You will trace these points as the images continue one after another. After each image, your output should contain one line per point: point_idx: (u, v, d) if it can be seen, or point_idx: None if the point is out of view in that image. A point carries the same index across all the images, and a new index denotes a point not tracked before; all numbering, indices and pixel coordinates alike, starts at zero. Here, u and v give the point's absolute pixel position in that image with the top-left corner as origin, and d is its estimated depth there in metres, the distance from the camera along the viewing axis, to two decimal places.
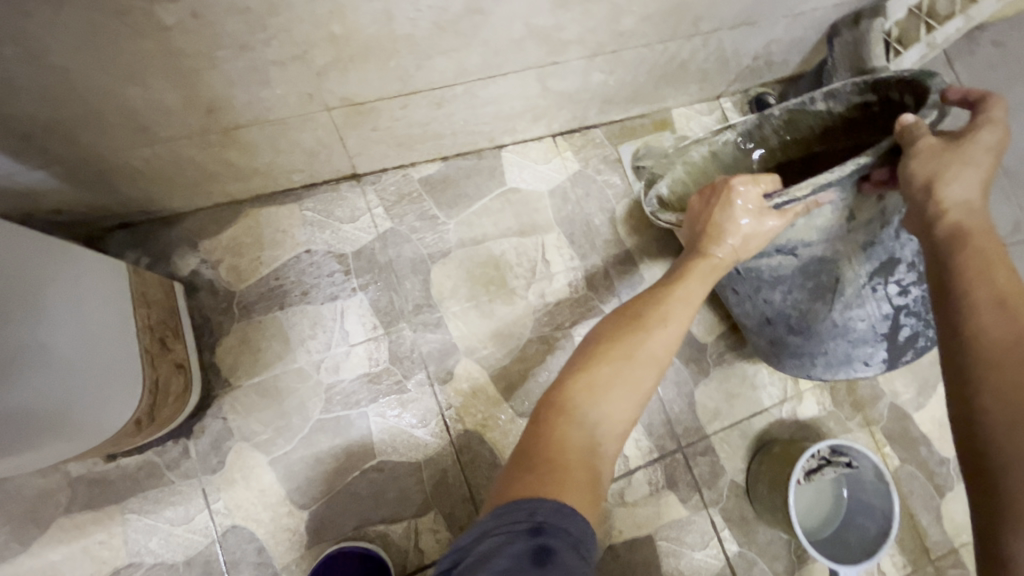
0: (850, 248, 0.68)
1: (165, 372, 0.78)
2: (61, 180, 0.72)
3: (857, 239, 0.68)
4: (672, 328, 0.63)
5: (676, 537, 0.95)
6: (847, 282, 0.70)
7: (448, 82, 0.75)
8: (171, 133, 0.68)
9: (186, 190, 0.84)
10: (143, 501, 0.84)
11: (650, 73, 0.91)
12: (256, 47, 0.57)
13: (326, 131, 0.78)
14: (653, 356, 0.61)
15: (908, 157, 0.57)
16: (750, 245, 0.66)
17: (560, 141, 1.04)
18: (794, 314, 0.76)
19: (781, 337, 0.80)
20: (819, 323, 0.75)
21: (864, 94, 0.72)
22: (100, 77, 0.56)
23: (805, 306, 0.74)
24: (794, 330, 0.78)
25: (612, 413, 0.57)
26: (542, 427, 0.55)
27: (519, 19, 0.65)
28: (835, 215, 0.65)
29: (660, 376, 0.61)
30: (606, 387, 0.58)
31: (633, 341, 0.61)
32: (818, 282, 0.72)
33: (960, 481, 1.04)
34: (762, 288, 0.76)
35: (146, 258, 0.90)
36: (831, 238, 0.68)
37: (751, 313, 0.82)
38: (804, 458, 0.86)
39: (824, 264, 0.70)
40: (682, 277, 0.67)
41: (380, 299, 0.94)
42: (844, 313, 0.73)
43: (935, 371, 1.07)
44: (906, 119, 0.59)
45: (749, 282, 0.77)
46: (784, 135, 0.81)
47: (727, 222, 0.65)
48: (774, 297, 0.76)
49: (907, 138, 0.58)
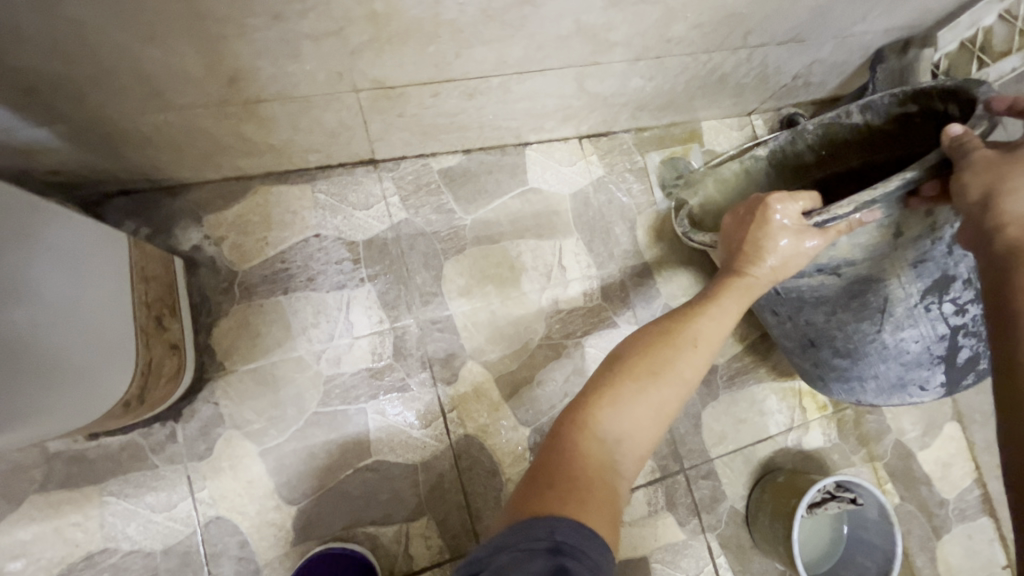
0: (899, 266, 0.65)
1: (159, 352, 0.74)
2: (63, 140, 0.67)
3: (906, 257, 0.64)
4: (704, 345, 0.60)
5: (671, 560, 0.93)
6: (897, 301, 0.67)
7: (485, 73, 0.71)
8: (187, 100, 0.64)
9: (194, 161, 0.80)
10: (123, 484, 0.80)
11: (689, 83, 0.87)
12: (291, 18, 0.53)
13: (351, 113, 0.74)
14: (680, 376, 0.57)
15: (960, 170, 0.54)
16: (791, 266, 0.62)
17: (586, 144, 1.00)
18: (838, 336, 0.73)
19: (826, 360, 0.77)
20: (867, 344, 0.72)
21: (903, 104, 0.70)
22: (118, 34, 0.51)
23: (851, 328, 0.71)
24: (840, 353, 0.75)
25: (633, 434, 0.53)
26: (559, 443, 0.52)
27: (570, 14, 0.62)
28: (879, 230, 0.63)
29: (686, 397, 0.57)
30: (626, 405, 0.54)
31: (660, 359, 0.57)
32: (863, 303, 0.68)
33: (957, 523, 1.04)
34: (803, 308, 0.73)
35: (145, 229, 0.85)
36: (877, 256, 0.65)
37: (790, 335, 0.79)
38: (813, 492, 0.83)
39: (871, 285, 0.67)
40: (715, 296, 0.63)
41: (389, 292, 0.90)
42: (894, 333, 0.70)
43: (942, 411, 1.07)
44: (952, 130, 0.56)
45: (789, 303, 0.74)
46: (820, 151, 0.79)
47: (766, 239, 0.62)
48: (817, 318, 0.73)
49: (954, 149, 0.55)
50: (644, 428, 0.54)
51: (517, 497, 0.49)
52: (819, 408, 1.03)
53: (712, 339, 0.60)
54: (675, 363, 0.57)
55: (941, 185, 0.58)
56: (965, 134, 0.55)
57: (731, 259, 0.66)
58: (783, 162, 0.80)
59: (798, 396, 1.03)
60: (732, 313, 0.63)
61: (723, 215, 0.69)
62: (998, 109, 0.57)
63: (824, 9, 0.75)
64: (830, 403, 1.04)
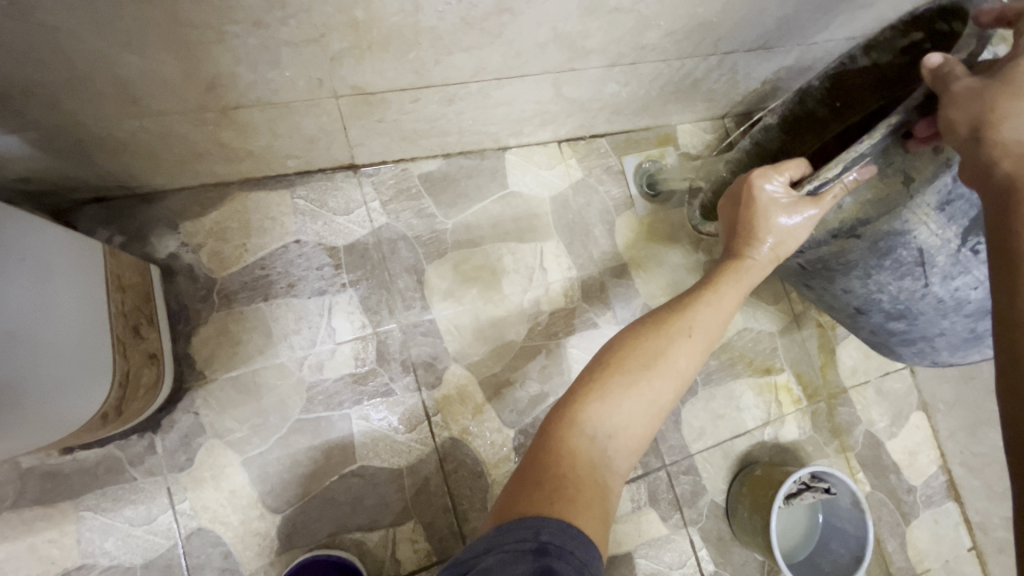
0: (922, 212, 0.65)
1: (137, 363, 0.73)
2: (33, 147, 0.65)
3: (928, 202, 0.64)
4: (701, 333, 0.62)
5: (655, 555, 0.95)
6: (934, 251, 0.67)
7: (464, 79, 0.72)
8: (164, 107, 0.63)
9: (171, 168, 0.78)
10: (100, 498, 0.78)
11: (663, 88, 0.90)
12: (270, 25, 0.53)
13: (330, 118, 0.74)
14: (674, 367, 0.59)
15: (944, 105, 0.54)
16: (786, 247, 0.66)
17: (565, 148, 1.02)
18: (885, 299, 0.75)
19: (882, 326, 0.81)
20: (920, 300, 0.73)
21: (906, 37, 0.71)
22: (93, 40, 0.50)
23: (895, 288, 0.72)
24: (893, 316, 0.77)
25: (628, 426, 0.55)
26: (549, 439, 0.53)
27: (546, 23, 0.63)
28: (888, 181, 0.63)
29: (681, 388, 0.59)
30: (618, 400, 0.55)
31: (656, 349, 0.59)
32: (897, 259, 0.69)
33: (924, 508, 1.09)
34: (836, 277, 0.76)
35: (119, 237, 0.83)
36: (892, 209, 0.65)
37: (838, 306, 0.83)
38: (788, 484, 0.86)
39: (895, 239, 0.67)
40: (713, 283, 0.66)
41: (370, 297, 0.90)
42: (945, 284, 0.70)
43: (908, 400, 1.12)
44: (930, 61, 0.56)
45: (822, 275, 0.78)
46: (832, 103, 0.79)
47: (761, 221, 0.65)
48: (853, 284, 0.75)
49: (936, 82, 0.55)
50: (639, 418, 0.56)
51: (508, 495, 0.51)
52: (794, 402, 1.07)
53: (710, 329, 0.63)
54: (670, 350, 0.59)
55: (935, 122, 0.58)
56: (944, 62, 0.55)
57: (732, 242, 0.70)
58: (794, 124, 0.80)
59: (774, 391, 1.06)
60: (730, 303, 0.65)
61: (721, 201, 0.74)
62: (985, 22, 0.57)
63: (790, 18, 0.78)
64: (804, 397, 1.07)
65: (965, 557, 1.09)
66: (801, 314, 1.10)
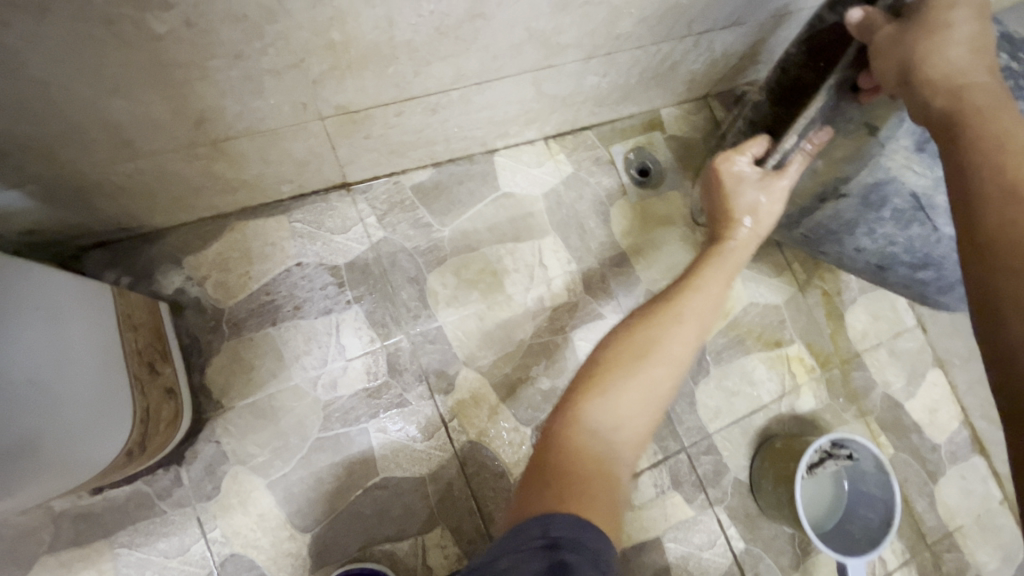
0: (902, 157, 0.66)
1: (155, 399, 0.74)
2: (36, 200, 0.67)
3: (903, 146, 0.65)
4: (695, 317, 0.62)
5: (684, 538, 0.95)
6: (930, 192, 0.67)
7: (445, 87, 0.73)
8: (157, 146, 0.65)
9: (170, 205, 0.80)
10: (133, 533, 0.80)
11: (643, 75, 0.91)
12: (251, 56, 0.54)
13: (319, 140, 0.75)
14: (668, 352, 0.59)
15: (873, 58, 0.57)
16: (766, 221, 0.69)
17: (552, 144, 1.03)
18: (902, 250, 0.75)
19: (911, 277, 0.80)
20: (938, 244, 0.72)
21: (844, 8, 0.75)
22: (82, 90, 0.52)
23: (906, 236, 0.73)
24: (916, 265, 0.77)
25: (632, 417, 0.56)
26: (552, 437, 0.54)
27: (520, 23, 0.64)
28: (853, 135, 0.67)
29: (681, 373, 0.59)
30: (615, 393, 0.56)
31: (648, 337, 0.60)
32: (895, 208, 0.70)
33: (951, 465, 1.08)
34: (844, 238, 0.78)
35: (126, 277, 0.85)
36: (868, 160, 0.67)
37: (861, 265, 0.83)
38: (810, 451, 0.87)
39: (883, 189, 0.68)
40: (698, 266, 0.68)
41: (376, 311, 0.91)
42: (954, 222, 0.69)
43: (923, 359, 1.11)
44: (853, 18, 0.60)
45: (831, 240, 0.80)
46: None
47: (733, 201, 0.69)
48: (863, 241, 0.77)
49: (861, 34, 0.59)
50: (640, 410, 0.56)
51: (525, 491, 0.51)
52: (807, 371, 1.07)
53: (704, 313, 0.63)
54: (666, 336, 0.60)
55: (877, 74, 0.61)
56: (864, 16, 0.59)
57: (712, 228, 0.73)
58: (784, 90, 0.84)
59: (786, 362, 1.06)
60: (717, 283, 0.66)
61: (702, 192, 0.78)
62: None
63: None
64: (817, 365, 1.07)
65: (998, 509, 1.08)
66: (805, 284, 1.10)
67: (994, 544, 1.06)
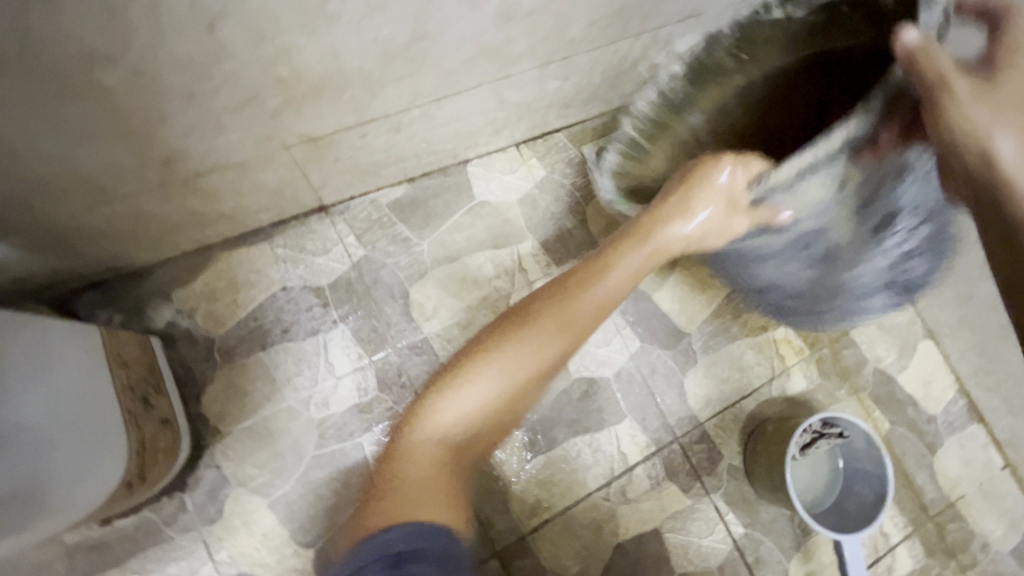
0: (850, 212, 0.69)
1: (151, 430, 0.76)
2: (21, 249, 0.70)
3: (857, 203, 0.68)
4: (584, 302, 0.70)
5: (682, 527, 0.96)
6: (842, 247, 0.75)
7: (404, 106, 0.75)
8: (129, 189, 0.67)
9: (153, 242, 0.83)
10: (144, 560, 0.83)
11: (604, 74, 0.92)
12: (204, 97, 0.56)
13: (288, 168, 0.78)
14: (535, 357, 0.66)
15: (929, 108, 0.51)
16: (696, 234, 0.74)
17: (524, 150, 1.04)
18: (789, 284, 0.84)
19: (782, 302, 0.91)
20: (814, 285, 0.83)
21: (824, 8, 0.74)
22: (46, 143, 0.55)
23: (794, 275, 0.81)
24: (792, 295, 0.88)
25: (494, 389, 0.65)
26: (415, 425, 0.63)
27: (467, 39, 0.66)
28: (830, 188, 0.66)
29: (539, 379, 0.67)
30: (474, 389, 0.64)
31: (522, 338, 0.66)
32: (807, 253, 0.76)
33: (949, 435, 1.08)
34: (743, 265, 0.84)
35: (119, 315, 0.88)
36: (830, 211, 0.68)
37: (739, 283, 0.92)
38: (800, 434, 0.88)
39: (819, 238, 0.73)
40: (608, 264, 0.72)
41: (362, 328, 0.94)
42: (841, 271, 0.80)
43: (913, 331, 1.11)
44: (908, 37, 0.50)
45: (735, 261, 0.84)
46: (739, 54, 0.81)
47: (676, 207, 0.73)
48: (758, 274, 0.84)
49: (914, 64, 0.51)
50: (504, 373, 0.65)
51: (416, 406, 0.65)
52: (796, 353, 1.07)
53: (600, 298, 0.71)
54: (533, 330, 0.67)
55: (896, 132, 0.60)
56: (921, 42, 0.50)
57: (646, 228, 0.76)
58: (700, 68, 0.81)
59: (774, 346, 1.06)
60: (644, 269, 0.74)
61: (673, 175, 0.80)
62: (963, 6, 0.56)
63: None
64: (806, 346, 1.07)
65: (1000, 476, 1.08)
66: None
67: (998, 511, 1.06)
